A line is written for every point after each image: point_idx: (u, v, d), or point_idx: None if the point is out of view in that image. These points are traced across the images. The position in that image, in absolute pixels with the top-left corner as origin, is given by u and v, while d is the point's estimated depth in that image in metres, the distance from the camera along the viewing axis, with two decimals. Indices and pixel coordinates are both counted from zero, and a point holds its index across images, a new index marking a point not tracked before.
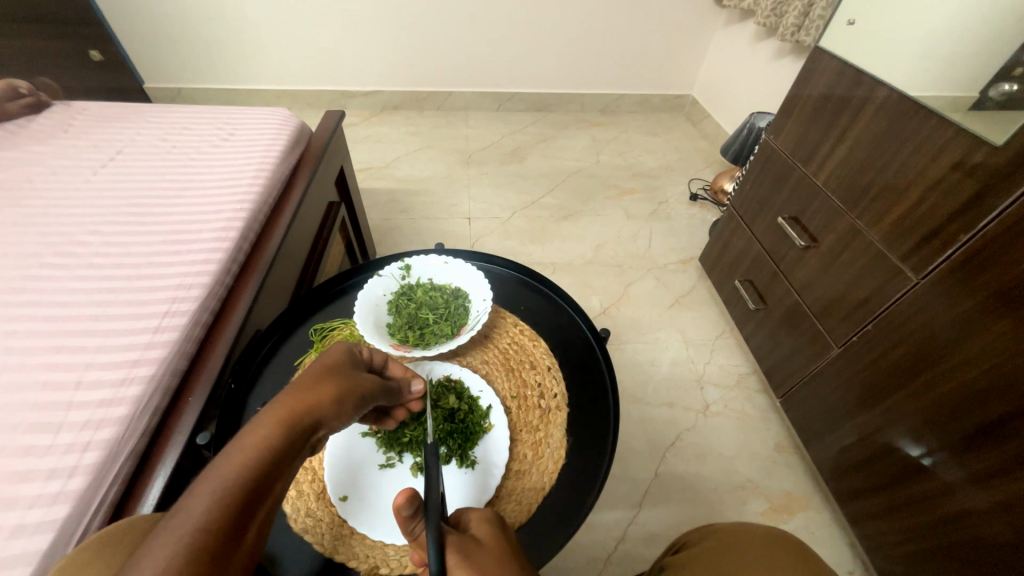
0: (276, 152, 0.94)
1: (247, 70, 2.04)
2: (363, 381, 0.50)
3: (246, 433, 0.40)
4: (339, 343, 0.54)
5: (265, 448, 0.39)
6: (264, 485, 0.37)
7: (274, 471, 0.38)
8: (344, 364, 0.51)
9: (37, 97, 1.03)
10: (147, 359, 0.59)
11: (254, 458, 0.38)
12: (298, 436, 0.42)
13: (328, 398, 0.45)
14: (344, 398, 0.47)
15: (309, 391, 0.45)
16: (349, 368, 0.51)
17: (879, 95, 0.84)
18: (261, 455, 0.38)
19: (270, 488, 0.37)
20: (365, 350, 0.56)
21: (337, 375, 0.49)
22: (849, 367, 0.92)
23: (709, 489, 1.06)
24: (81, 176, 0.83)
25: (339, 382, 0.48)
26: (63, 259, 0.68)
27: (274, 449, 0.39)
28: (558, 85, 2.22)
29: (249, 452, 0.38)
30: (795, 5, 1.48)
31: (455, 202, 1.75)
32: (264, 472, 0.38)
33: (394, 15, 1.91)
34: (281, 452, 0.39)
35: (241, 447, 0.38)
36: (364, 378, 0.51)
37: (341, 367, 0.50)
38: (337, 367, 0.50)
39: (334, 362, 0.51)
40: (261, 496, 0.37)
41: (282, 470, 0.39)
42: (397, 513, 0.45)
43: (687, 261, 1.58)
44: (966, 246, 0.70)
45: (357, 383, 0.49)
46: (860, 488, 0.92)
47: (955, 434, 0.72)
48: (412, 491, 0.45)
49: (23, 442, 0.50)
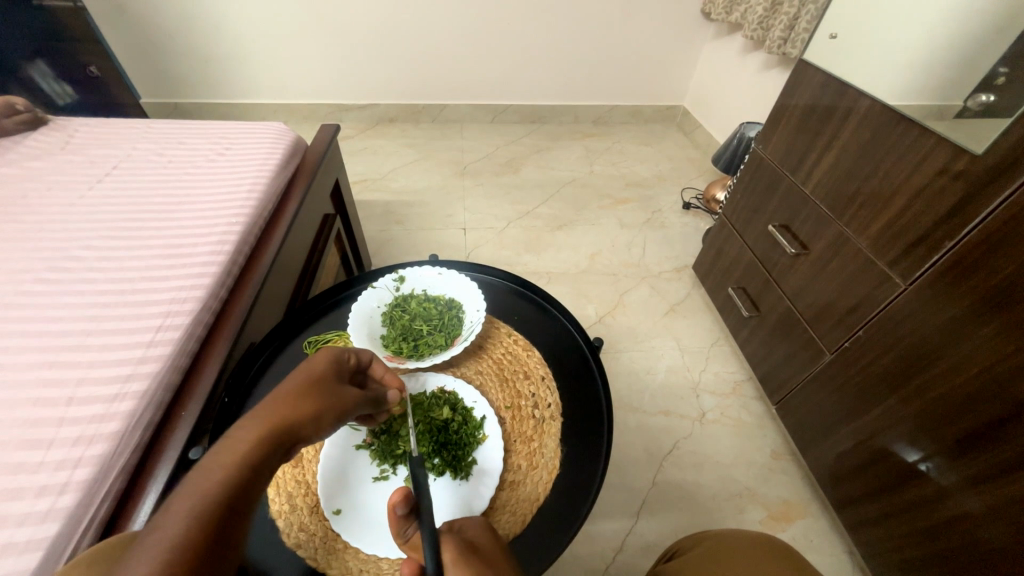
0: (271, 165, 0.95)
1: (244, 84, 2.06)
2: (344, 395, 0.50)
3: (221, 450, 0.40)
4: (322, 352, 0.53)
5: (243, 465, 0.39)
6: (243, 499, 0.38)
7: (252, 485, 0.39)
8: (325, 375, 0.50)
9: (33, 113, 1.02)
10: (141, 373, 0.59)
11: (230, 476, 0.38)
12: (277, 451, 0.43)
13: (308, 411, 0.46)
14: (322, 414, 0.47)
15: (288, 405, 0.46)
16: (331, 379, 0.51)
17: (862, 105, 0.86)
18: (238, 471, 0.39)
19: (250, 502, 0.38)
20: (351, 354, 0.55)
21: (318, 389, 0.49)
22: (843, 372, 0.93)
23: (707, 498, 1.05)
24: (77, 192, 0.83)
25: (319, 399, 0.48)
26: (57, 274, 0.69)
27: (250, 466, 0.40)
28: (551, 98, 2.26)
29: (226, 469, 0.39)
30: (781, 19, 1.51)
31: (451, 212, 1.76)
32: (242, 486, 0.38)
33: (388, 30, 1.94)
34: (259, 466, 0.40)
35: (218, 465, 0.39)
36: (347, 392, 0.51)
37: (325, 379, 0.50)
38: (319, 378, 0.50)
39: (315, 373, 0.50)
40: (240, 506, 0.38)
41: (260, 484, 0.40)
42: (391, 513, 0.48)
43: (681, 269, 1.59)
44: (949, 253, 0.72)
45: (337, 396, 0.49)
46: (857, 493, 0.92)
47: (950, 437, 0.72)
48: (408, 491, 0.49)
49: (12, 458, 0.50)
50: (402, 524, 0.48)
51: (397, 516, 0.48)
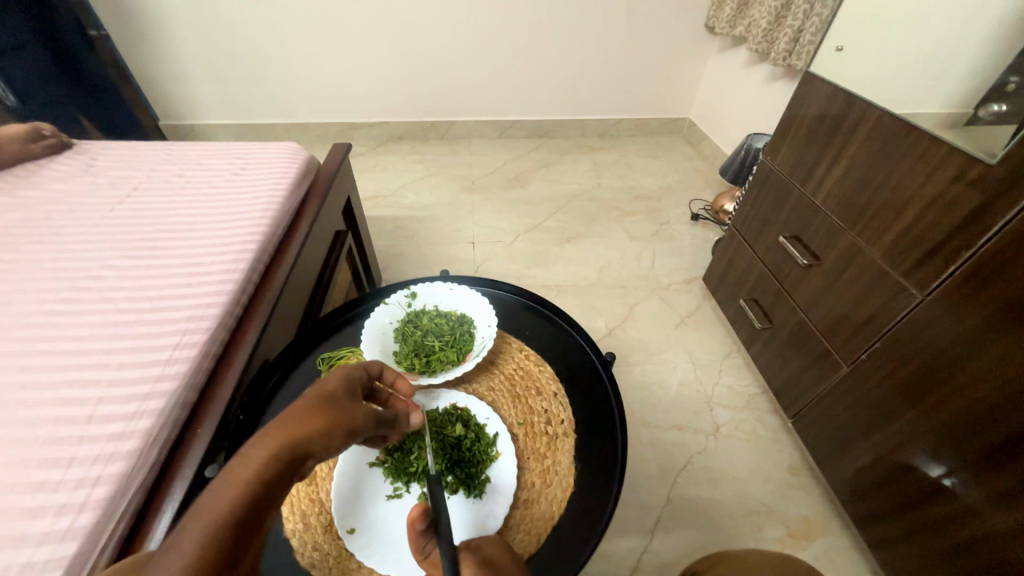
0: (286, 184, 0.97)
1: (259, 105, 2.12)
2: (358, 413, 0.49)
3: (233, 467, 0.39)
4: (337, 367, 0.52)
5: (255, 484, 0.38)
6: (253, 524, 0.37)
7: (263, 507, 0.39)
8: (340, 392, 0.49)
9: (60, 138, 1.06)
10: (159, 391, 0.60)
11: (243, 496, 0.37)
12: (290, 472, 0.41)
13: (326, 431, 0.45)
14: (336, 433, 0.46)
15: (307, 421, 0.44)
16: (345, 396, 0.49)
17: (871, 116, 0.86)
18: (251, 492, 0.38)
19: (258, 525, 0.38)
20: (364, 368, 0.55)
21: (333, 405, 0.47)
22: (860, 385, 0.91)
23: (723, 515, 1.03)
24: (99, 213, 0.86)
25: (334, 417, 0.46)
26: (79, 293, 0.70)
27: (263, 486, 0.39)
28: (558, 113, 2.29)
29: (239, 490, 0.38)
30: (786, 32, 1.52)
31: (460, 227, 1.78)
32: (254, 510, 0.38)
33: (398, 51, 2.00)
34: (273, 487, 0.40)
35: (229, 484, 0.38)
36: (360, 410, 0.49)
37: (339, 396, 0.49)
38: (336, 395, 0.49)
39: (330, 389, 0.49)
40: (248, 530, 0.37)
41: (272, 507, 0.39)
42: (410, 528, 0.49)
43: (691, 280, 1.59)
44: (966, 263, 0.71)
45: (352, 414, 0.48)
46: (879, 510, 0.90)
47: (973, 453, 0.70)
48: (427, 506, 0.50)
49: (34, 477, 0.51)
50: (420, 539, 0.49)
51: (416, 530, 0.49)
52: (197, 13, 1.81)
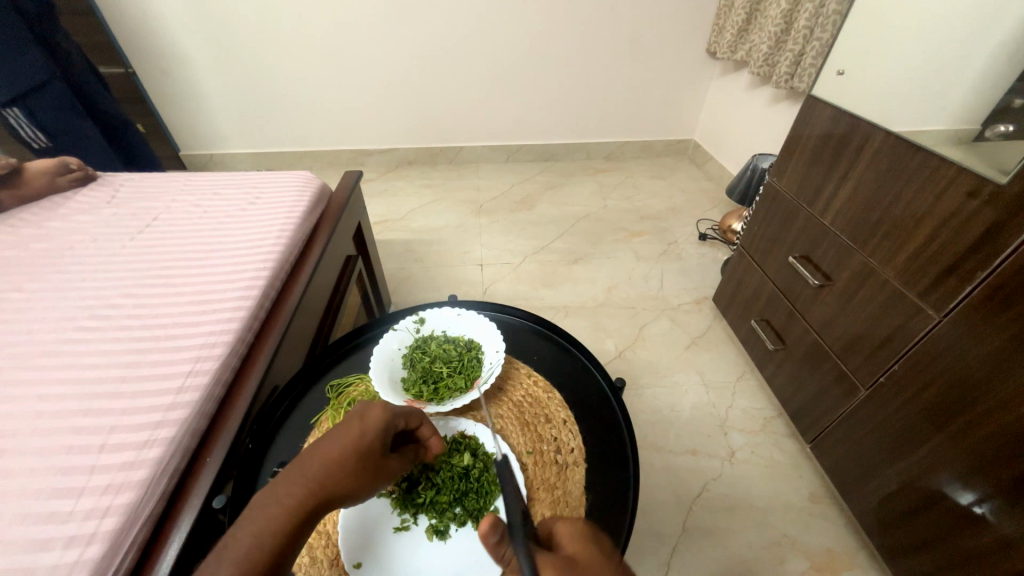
0: (299, 213, 1.00)
1: (275, 134, 2.19)
2: (381, 468, 0.51)
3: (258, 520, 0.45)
4: (377, 413, 0.54)
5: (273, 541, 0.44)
6: (277, 565, 0.44)
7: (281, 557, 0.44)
8: (372, 442, 0.52)
9: (85, 171, 1.10)
10: (170, 419, 0.61)
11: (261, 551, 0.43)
12: (311, 522, 0.47)
13: (348, 485, 0.49)
14: (355, 490, 0.49)
15: (329, 472, 0.48)
16: (375, 449, 0.52)
17: (876, 138, 0.87)
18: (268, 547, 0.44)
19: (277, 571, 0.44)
20: (401, 415, 0.56)
21: (359, 461, 0.50)
22: (880, 409, 0.88)
23: (743, 546, 0.99)
24: (119, 243, 0.89)
25: (356, 474, 0.50)
26: (96, 321, 0.72)
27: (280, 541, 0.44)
28: (563, 137, 2.33)
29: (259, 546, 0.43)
30: (787, 55, 1.55)
31: (468, 249, 1.80)
32: (277, 556, 0.44)
33: (407, 80, 2.07)
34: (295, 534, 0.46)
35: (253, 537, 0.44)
36: (384, 464, 0.52)
37: (369, 449, 0.51)
38: (365, 445, 0.51)
39: (362, 440, 0.51)
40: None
41: (292, 552, 0.46)
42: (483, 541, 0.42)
43: (701, 300, 1.57)
44: (984, 283, 0.69)
45: (375, 468, 0.51)
46: (910, 541, 0.85)
47: (1004, 481, 0.67)
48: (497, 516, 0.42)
49: (45, 507, 0.51)
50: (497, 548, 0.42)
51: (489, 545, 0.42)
52: (218, 51, 1.91)
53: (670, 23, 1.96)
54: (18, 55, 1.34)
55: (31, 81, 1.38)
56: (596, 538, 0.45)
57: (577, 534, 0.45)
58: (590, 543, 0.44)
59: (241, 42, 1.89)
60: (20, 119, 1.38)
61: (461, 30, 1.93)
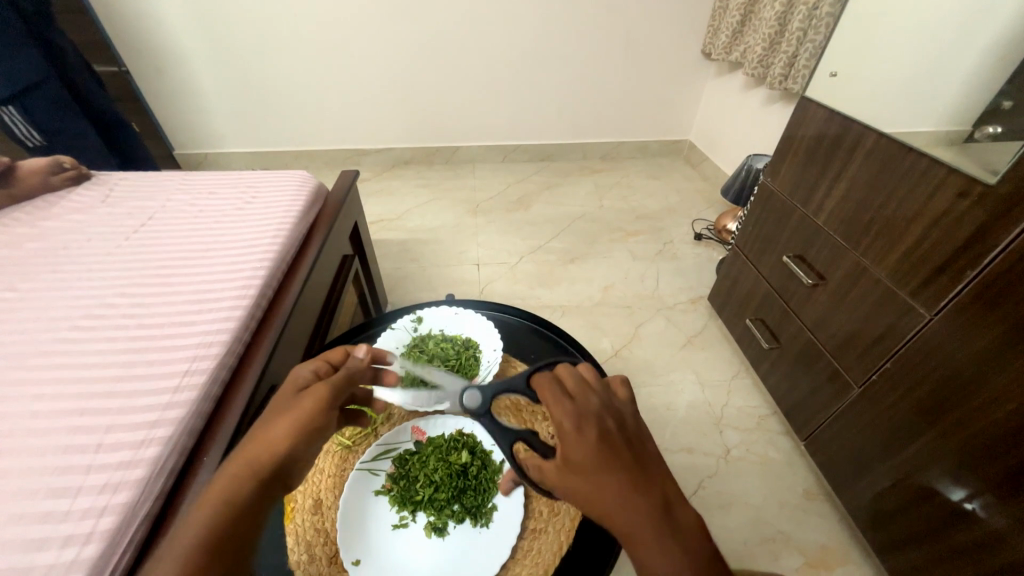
0: (295, 212, 1.00)
1: (270, 134, 2.18)
2: (302, 405, 0.50)
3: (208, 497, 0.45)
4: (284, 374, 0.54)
5: (221, 501, 0.44)
6: (238, 519, 0.44)
7: (238, 511, 0.44)
8: (284, 396, 0.51)
9: (79, 170, 1.10)
10: (167, 419, 0.61)
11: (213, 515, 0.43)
12: (257, 470, 0.46)
13: (276, 446, 0.47)
14: (290, 432, 0.48)
15: (254, 439, 0.47)
16: (288, 397, 0.51)
17: (868, 138, 0.88)
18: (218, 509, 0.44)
19: (241, 526, 0.44)
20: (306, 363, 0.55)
21: (277, 413, 0.49)
22: (873, 407, 0.89)
23: (738, 543, 1.00)
24: (114, 242, 0.88)
25: (279, 420, 0.48)
26: (92, 321, 0.72)
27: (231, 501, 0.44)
28: (560, 137, 2.34)
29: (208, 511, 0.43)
30: (780, 57, 1.56)
31: (464, 249, 1.80)
32: (232, 522, 0.43)
33: (403, 80, 2.07)
34: (240, 504, 0.44)
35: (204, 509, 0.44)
36: (306, 400, 0.50)
37: (281, 401, 0.51)
38: (276, 403, 0.51)
39: (276, 399, 0.51)
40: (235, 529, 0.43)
41: (253, 503, 0.45)
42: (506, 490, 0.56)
43: (697, 299, 1.58)
44: (974, 281, 0.70)
45: (299, 409, 0.49)
46: (902, 536, 0.87)
47: (994, 477, 0.68)
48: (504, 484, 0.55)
49: (41, 508, 0.51)
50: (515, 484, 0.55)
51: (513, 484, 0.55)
52: (212, 49, 1.89)
53: (666, 24, 1.97)
54: (14, 56, 1.33)
55: (27, 81, 1.37)
56: (593, 431, 0.41)
57: (570, 425, 0.42)
58: (583, 434, 0.41)
59: (236, 41, 1.88)
60: (14, 117, 1.38)
61: (458, 30, 1.93)
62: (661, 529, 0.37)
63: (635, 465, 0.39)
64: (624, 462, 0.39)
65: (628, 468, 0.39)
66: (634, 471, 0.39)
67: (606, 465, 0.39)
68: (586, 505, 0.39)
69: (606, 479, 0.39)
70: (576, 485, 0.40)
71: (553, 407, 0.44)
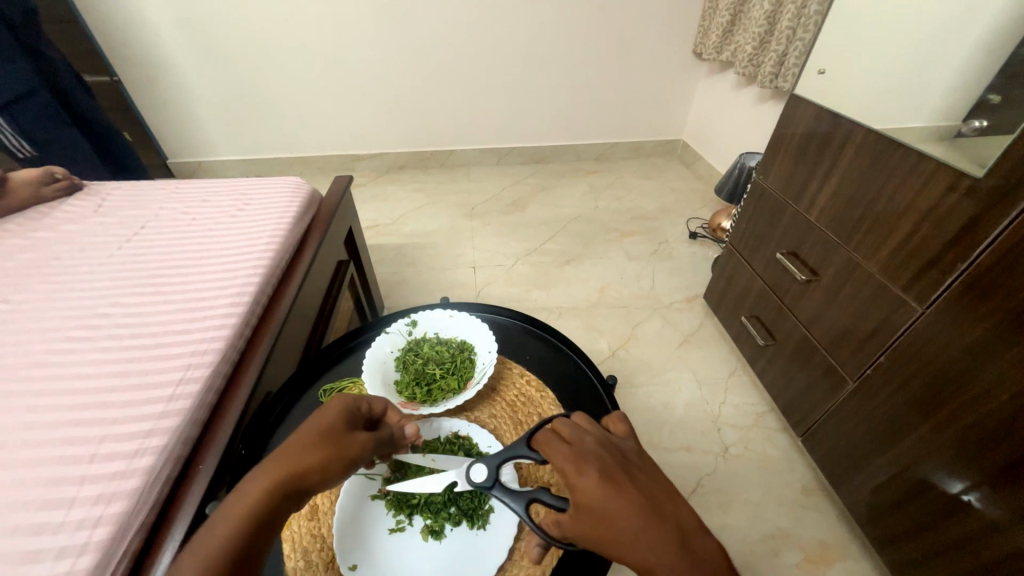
0: (289, 218, 1.00)
1: (265, 141, 2.18)
2: (351, 445, 0.51)
3: (230, 504, 0.45)
4: (340, 398, 0.55)
5: (244, 517, 0.44)
6: (253, 541, 0.44)
7: (258, 534, 0.44)
8: (336, 426, 0.52)
9: (71, 180, 1.10)
10: (162, 428, 0.60)
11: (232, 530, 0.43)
12: (284, 496, 0.46)
13: (311, 476, 0.48)
14: (327, 466, 0.49)
15: (292, 462, 0.48)
16: (340, 429, 0.52)
17: (857, 134, 0.89)
18: (239, 525, 0.43)
19: (254, 549, 0.44)
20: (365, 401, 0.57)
21: (324, 440, 0.50)
22: (868, 401, 0.90)
23: (738, 541, 1.00)
24: (107, 252, 0.88)
25: (324, 452, 0.49)
26: (84, 331, 0.71)
27: (253, 519, 0.44)
28: (554, 139, 2.35)
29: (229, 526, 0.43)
30: (770, 55, 1.57)
31: (460, 252, 1.80)
32: (247, 542, 0.43)
33: (396, 85, 2.07)
34: (264, 521, 0.45)
35: (225, 519, 0.44)
36: (355, 441, 0.51)
37: (333, 430, 0.51)
38: (327, 428, 0.51)
39: (324, 425, 0.51)
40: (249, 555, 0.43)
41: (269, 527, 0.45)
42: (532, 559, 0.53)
43: (693, 298, 1.59)
44: (964, 274, 0.71)
45: (347, 447, 0.50)
46: (900, 530, 0.87)
47: (989, 468, 0.69)
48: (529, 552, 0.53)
49: (35, 519, 0.50)
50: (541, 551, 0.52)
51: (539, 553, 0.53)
52: (205, 57, 1.90)
53: (657, 24, 1.99)
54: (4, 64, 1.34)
55: (17, 90, 1.37)
56: (594, 470, 0.45)
57: (571, 469, 0.46)
58: (584, 475, 0.44)
59: (228, 48, 1.88)
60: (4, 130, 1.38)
61: (450, 34, 1.94)
62: (682, 558, 0.39)
63: (639, 495, 0.42)
64: (626, 494, 0.42)
65: (632, 496, 0.42)
66: (637, 501, 0.42)
67: (612, 499, 0.42)
68: (608, 546, 0.41)
69: (613, 512, 0.41)
70: (584, 519, 0.43)
71: (555, 456, 0.48)
